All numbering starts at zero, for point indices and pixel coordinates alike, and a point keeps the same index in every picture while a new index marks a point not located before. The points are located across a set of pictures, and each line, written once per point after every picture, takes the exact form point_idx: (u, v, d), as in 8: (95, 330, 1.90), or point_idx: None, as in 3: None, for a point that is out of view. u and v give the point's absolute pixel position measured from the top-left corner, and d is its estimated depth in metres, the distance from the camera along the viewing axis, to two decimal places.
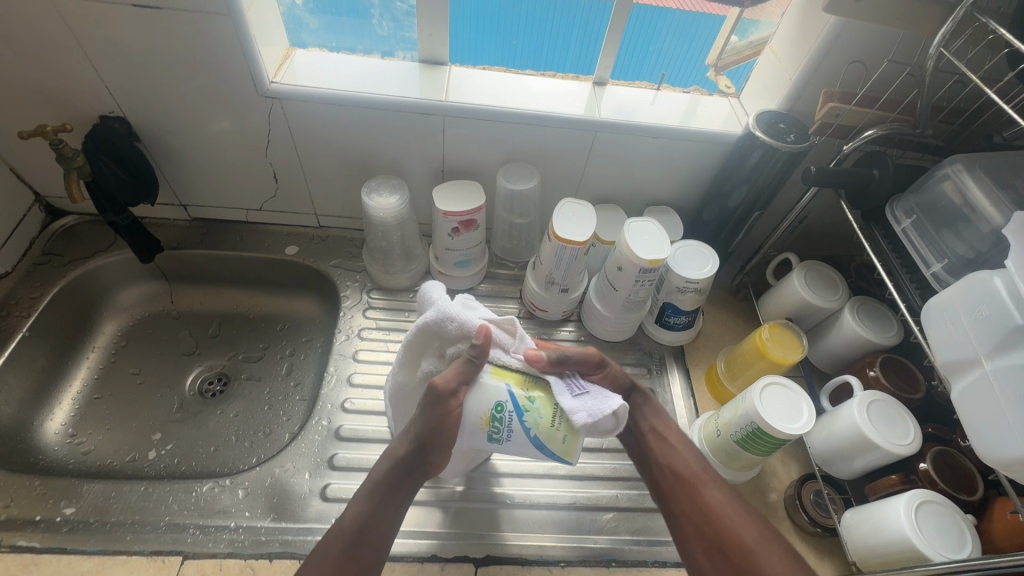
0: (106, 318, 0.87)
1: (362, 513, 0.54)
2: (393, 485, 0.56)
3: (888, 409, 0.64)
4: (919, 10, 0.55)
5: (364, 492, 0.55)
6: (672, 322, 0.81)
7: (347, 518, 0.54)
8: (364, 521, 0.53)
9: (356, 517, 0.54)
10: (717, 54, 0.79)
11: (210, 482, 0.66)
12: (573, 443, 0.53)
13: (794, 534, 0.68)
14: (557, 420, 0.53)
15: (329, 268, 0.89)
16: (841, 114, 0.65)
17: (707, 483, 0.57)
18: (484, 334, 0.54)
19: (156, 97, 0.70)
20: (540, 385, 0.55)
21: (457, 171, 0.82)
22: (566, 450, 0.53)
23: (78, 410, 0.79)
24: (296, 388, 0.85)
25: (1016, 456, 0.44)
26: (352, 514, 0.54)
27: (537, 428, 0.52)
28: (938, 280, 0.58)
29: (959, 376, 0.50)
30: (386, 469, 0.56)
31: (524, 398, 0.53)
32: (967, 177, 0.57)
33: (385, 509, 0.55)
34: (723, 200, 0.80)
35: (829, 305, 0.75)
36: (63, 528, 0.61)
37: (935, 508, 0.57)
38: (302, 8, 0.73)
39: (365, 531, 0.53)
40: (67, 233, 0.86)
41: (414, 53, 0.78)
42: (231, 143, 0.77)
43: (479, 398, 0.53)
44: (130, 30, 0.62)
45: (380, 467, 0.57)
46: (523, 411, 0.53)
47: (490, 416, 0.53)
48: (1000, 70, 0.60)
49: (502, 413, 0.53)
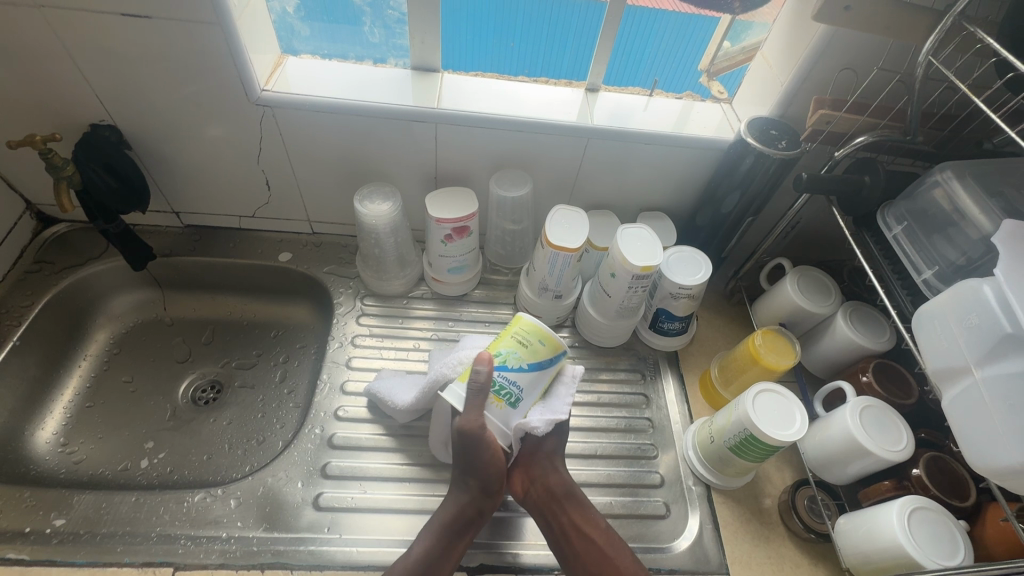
0: (98, 326, 0.86)
1: (427, 553, 0.58)
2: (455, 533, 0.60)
3: (880, 414, 0.64)
4: (908, 18, 0.55)
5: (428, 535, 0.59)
6: (666, 327, 0.81)
7: (414, 552, 0.58)
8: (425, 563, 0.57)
9: (419, 554, 0.58)
10: (710, 60, 0.79)
11: (202, 492, 0.66)
12: (550, 340, 0.62)
13: (788, 540, 0.68)
14: (520, 346, 0.61)
15: (322, 275, 0.89)
16: (832, 121, 0.65)
17: (607, 536, 0.61)
18: (486, 360, 0.59)
19: (146, 105, 0.70)
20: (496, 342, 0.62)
21: (450, 177, 0.82)
22: (552, 348, 0.62)
23: (69, 419, 0.78)
24: (290, 395, 0.85)
25: (1006, 464, 0.44)
26: (417, 553, 0.58)
27: (528, 358, 0.61)
28: (930, 287, 0.58)
29: (949, 383, 0.50)
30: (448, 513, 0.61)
31: (496, 361, 0.60)
32: (956, 184, 0.57)
33: (450, 550, 0.59)
34: (716, 206, 0.80)
35: (821, 311, 0.75)
36: (52, 539, 0.60)
37: (927, 515, 0.57)
38: (293, 15, 0.72)
39: (428, 571, 0.57)
40: (58, 241, 0.86)
41: (406, 60, 0.78)
42: (223, 151, 0.77)
43: (471, 394, 0.60)
44: (120, 38, 0.62)
45: (445, 512, 0.61)
46: (508, 367, 0.60)
47: (498, 396, 0.60)
48: (989, 77, 0.61)
49: (502, 385, 0.60)
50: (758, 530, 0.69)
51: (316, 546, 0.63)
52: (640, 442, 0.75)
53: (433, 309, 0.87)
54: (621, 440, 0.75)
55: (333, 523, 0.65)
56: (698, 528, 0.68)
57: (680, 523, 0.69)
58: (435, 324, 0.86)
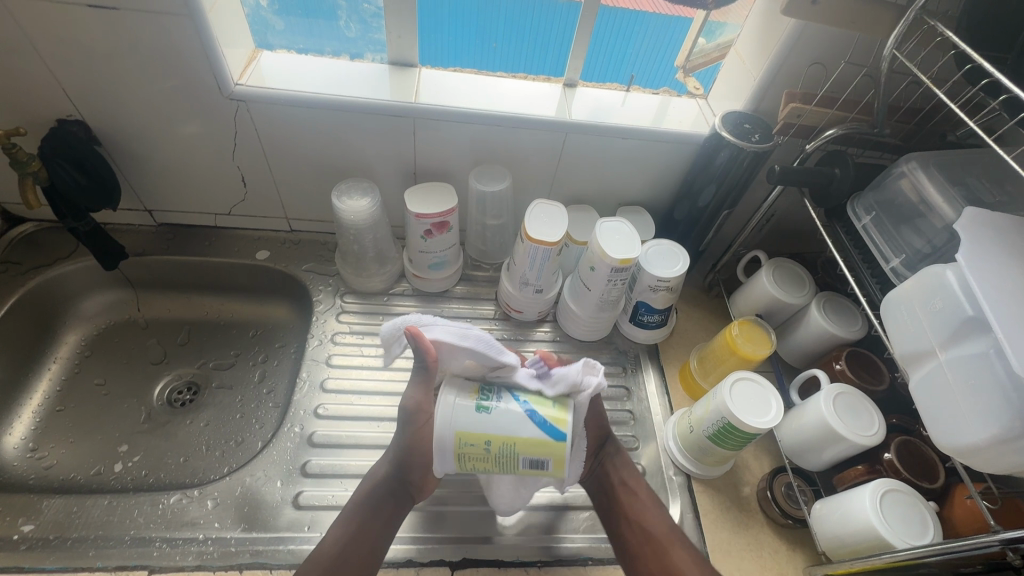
0: (68, 328, 0.84)
1: (338, 538, 0.54)
2: (376, 505, 0.57)
3: (853, 401, 0.65)
4: (873, 12, 0.56)
5: (347, 514, 0.57)
6: (646, 320, 0.81)
7: (328, 541, 0.54)
8: (344, 546, 0.54)
9: (340, 537, 0.55)
10: (684, 57, 0.80)
11: (178, 494, 0.64)
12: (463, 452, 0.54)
13: (767, 527, 0.69)
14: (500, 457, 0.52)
15: (301, 273, 0.88)
16: (803, 114, 0.66)
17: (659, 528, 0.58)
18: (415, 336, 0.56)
19: (116, 99, 0.69)
20: (506, 462, 0.53)
21: (429, 172, 0.82)
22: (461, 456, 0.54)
23: (39, 423, 0.76)
24: (269, 395, 0.83)
25: (969, 443, 0.45)
26: (331, 538, 0.55)
27: (544, 416, 0.53)
28: (898, 275, 0.59)
29: (915, 367, 0.52)
30: (367, 495, 0.58)
31: (484, 451, 0.52)
32: (921, 174, 0.59)
33: (365, 534, 0.55)
34: (693, 199, 0.81)
35: (796, 301, 0.76)
36: (20, 546, 0.59)
37: (897, 496, 0.58)
38: (267, 9, 0.72)
39: (341, 555, 0.53)
40: (26, 240, 0.83)
41: (383, 55, 0.77)
42: (198, 147, 0.75)
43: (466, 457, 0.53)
44: (85, 30, 0.61)
45: (362, 489, 0.58)
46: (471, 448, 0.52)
47: (458, 444, 0.52)
48: (950, 71, 0.63)
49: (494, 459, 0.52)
50: (737, 517, 0.70)
51: (296, 545, 0.62)
52: (622, 434, 0.76)
53: (415, 305, 0.87)
54: None
55: (313, 522, 0.64)
56: (679, 518, 0.69)
57: None
58: None
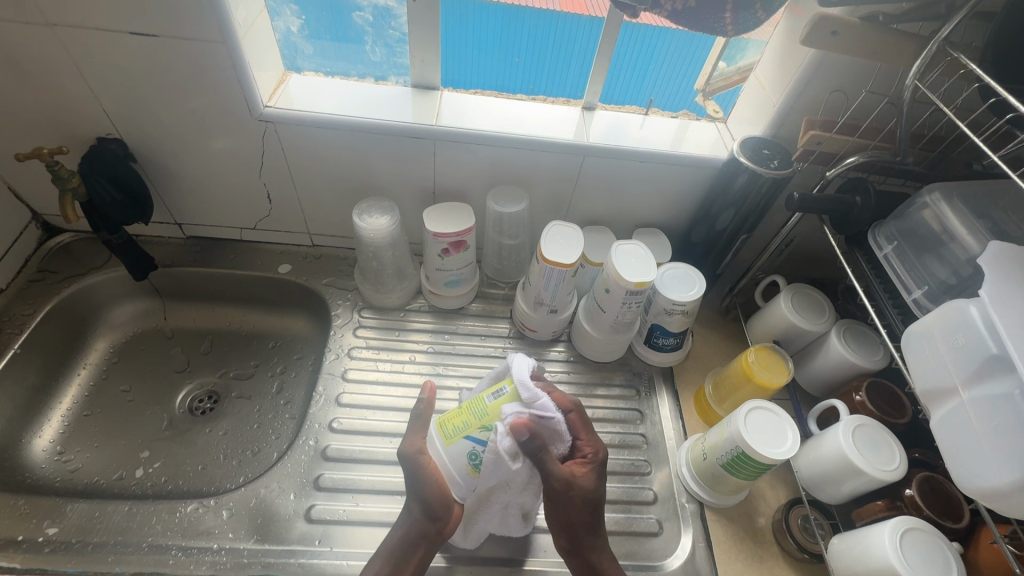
0: (98, 334, 0.87)
1: None
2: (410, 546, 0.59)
3: (873, 433, 0.64)
4: (895, 43, 0.56)
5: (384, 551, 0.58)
6: (661, 343, 0.81)
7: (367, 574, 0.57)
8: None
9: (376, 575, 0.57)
10: (706, 79, 0.81)
11: (195, 502, 0.66)
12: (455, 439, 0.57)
13: (782, 560, 0.68)
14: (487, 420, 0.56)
15: (321, 287, 0.90)
16: (823, 142, 0.66)
17: None
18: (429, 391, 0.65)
19: (152, 120, 0.72)
20: (480, 415, 0.57)
21: (448, 192, 0.83)
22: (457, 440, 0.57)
23: (66, 427, 0.79)
24: (285, 406, 0.85)
25: (993, 486, 0.44)
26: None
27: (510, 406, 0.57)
28: (920, 306, 0.58)
29: (936, 404, 0.50)
30: (398, 539, 0.59)
31: (480, 431, 0.56)
32: (944, 206, 0.58)
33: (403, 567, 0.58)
34: (710, 223, 0.81)
35: (815, 329, 0.75)
36: (45, 548, 0.61)
37: (919, 535, 0.56)
38: (297, 35, 0.75)
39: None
40: (63, 250, 0.87)
41: (407, 78, 0.79)
42: (227, 165, 0.78)
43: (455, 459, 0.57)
44: (127, 55, 0.64)
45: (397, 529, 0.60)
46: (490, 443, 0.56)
47: (471, 465, 0.56)
48: (976, 101, 0.62)
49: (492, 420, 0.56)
50: (751, 549, 0.68)
51: (306, 558, 0.63)
52: (635, 458, 0.75)
53: (431, 322, 0.88)
54: (616, 456, 0.75)
55: (324, 536, 0.65)
56: (691, 546, 0.68)
57: (672, 540, 0.68)
58: (432, 337, 0.86)
